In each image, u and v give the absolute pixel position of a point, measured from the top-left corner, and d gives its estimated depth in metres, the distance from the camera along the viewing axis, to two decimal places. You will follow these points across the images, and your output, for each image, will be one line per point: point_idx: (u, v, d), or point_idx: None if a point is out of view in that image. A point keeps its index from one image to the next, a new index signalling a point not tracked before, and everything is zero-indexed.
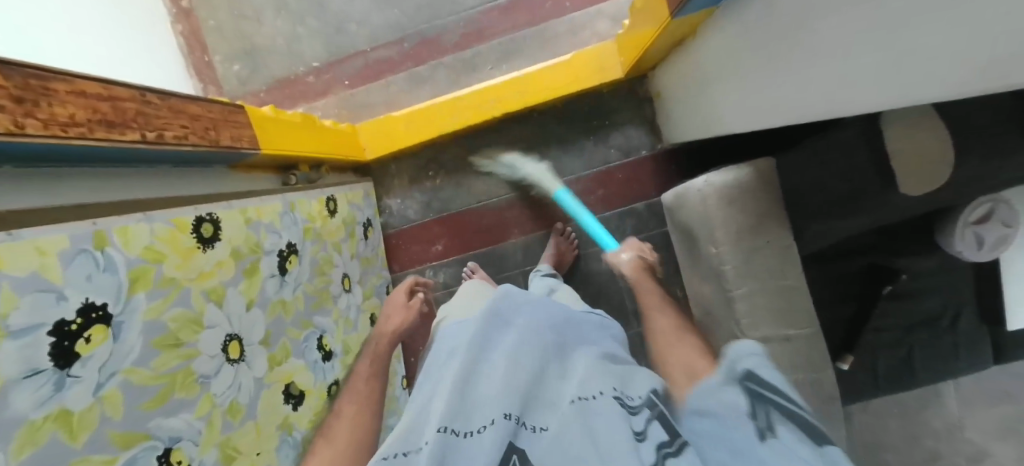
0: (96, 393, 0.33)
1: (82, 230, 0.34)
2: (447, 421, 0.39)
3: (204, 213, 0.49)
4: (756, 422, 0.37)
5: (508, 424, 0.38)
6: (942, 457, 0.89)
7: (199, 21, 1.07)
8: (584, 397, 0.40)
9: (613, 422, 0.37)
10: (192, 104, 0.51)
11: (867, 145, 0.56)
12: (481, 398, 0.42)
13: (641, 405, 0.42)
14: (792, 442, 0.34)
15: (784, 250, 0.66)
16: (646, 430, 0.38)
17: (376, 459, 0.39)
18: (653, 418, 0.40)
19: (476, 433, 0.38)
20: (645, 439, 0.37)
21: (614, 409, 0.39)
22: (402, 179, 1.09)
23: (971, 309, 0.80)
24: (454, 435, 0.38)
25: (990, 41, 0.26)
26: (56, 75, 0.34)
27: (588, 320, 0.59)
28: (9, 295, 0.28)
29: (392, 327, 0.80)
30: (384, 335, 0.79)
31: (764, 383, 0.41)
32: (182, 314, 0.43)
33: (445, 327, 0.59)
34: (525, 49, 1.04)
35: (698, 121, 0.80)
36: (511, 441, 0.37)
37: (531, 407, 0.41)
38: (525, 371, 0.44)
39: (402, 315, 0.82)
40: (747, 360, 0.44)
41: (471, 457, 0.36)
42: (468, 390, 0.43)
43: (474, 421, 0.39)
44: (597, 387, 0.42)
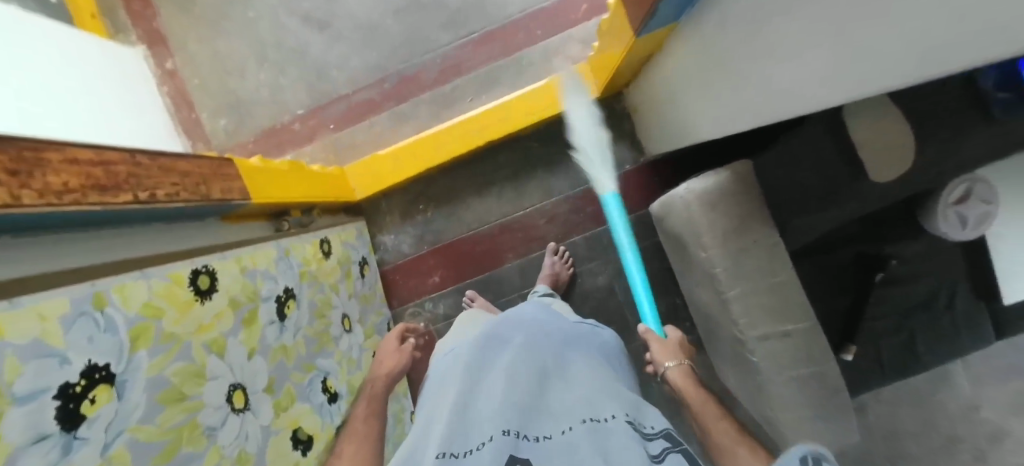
0: (104, 453, 0.33)
1: (80, 292, 0.35)
2: (446, 444, 0.39)
3: (200, 265, 0.50)
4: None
5: (506, 439, 0.38)
6: (961, 441, 0.88)
7: (184, 80, 1.11)
8: (596, 418, 0.41)
9: (629, 443, 0.38)
10: (181, 162, 0.53)
11: (834, 138, 0.59)
12: (479, 416, 0.42)
13: (657, 435, 0.43)
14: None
15: (772, 247, 0.67)
16: (663, 455, 0.40)
17: None
18: (675, 450, 0.41)
19: (474, 451, 0.38)
20: (663, 462, 0.39)
21: (627, 430, 0.40)
22: (393, 214, 1.10)
23: (965, 286, 0.81)
24: (454, 458, 0.37)
25: (925, 28, 0.28)
26: (47, 145, 0.35)
27: (584, 332, 0.60)
28: (14, 364, 0.28)
29: (386, 371, 0.80)
30: (378, 378, 0.78)
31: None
32: (185, 367, 0.43)
33: (441, 356, 0.59)
34: (501, 78, 1.07)
35: (675, 130, 0.83)
36: (512, 454, 0.37)
37: (532, 418, 0.42)
38: (526, 388, 0.44)
39: (394, 358, 0.82)
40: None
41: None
42: (467, 410, 0.43)
43: (473, 440, 0.39)
44: (610, 410, 0.42)
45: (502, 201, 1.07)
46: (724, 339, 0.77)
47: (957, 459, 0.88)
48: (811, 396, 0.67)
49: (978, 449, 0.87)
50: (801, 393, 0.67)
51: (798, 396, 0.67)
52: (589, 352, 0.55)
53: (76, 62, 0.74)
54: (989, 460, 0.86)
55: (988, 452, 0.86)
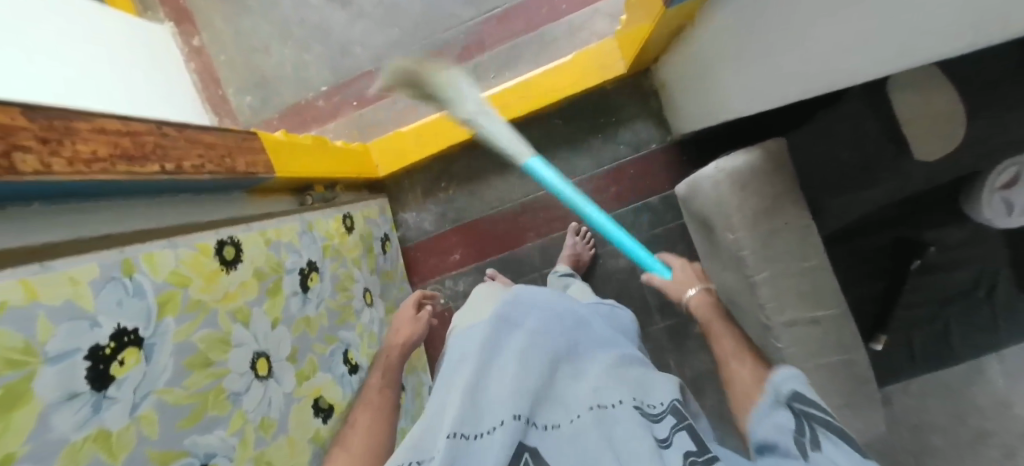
0: (133, 414, 0.34)
1: (110, 259, 0.36)
2: (457, 424, 0.38)
3: (225, 236, 0.51)
4: (801, 439, 0.40)
5: (517, 424, 0.37)
6: (991, 435, 0.82)
7: (211, 57, 1.12)
8: (604, 405, 0.39)
9: (637, 430, 0.36)
10: (206, 134, 0.53)
11: (875, 116, 0.56)
12: (490, 400, 0.41)
13: (664, 412, 0.41)
14: (837, 456, 0.37)
15: (804, 230, 0.64)
16: (670, 437, 0.37)
17: None
18: (680, 425, 0.39)
19: (485, 435, 0.38)
20: (670, 446, 0.37)
21: (634, 416, 0.38)
22: (415, 192, 1.10)
23: (1007, 275, 0.77)
24: (465, 439, 0.37)
25: None
26: (77, 115, 0.36)
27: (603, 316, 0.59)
28: (46, 325, 0.29)
29: (401, 340, 0.78)
30: (392, 347, 0.76)
31: (809, 402, 0.42)
32: (210, 335, 0.44)
33: (457, 335, 0.58)
34: (524, 54, 1.04)
35: (703, 108, 0.79)
36: (522, 442, 0.37)
37: (542, 406, 0.41)
38: (537, 374, 0.43)
39: (410, 327, 0.79)
40: (792, 385, 0.44)
41: (482, 460, 0.36)
42: (479, 392, 0.43)
43: (484, 423, 0.39)
44: (618, 395, 0.41)
45: (524, 180, 1.05)
46: (748, 323, 0.75)
47: (984, 453, 0.82)
48: (838, 385, 0.64)
49: (1008, 446, 0.81)
50: (829, 381, 0.64)
51: (825, 384, 0.64)
52: (605, 337, 0.53)
53: (106, 37, 0.75)
54: (1019, 457, 0.81)
55: (1018, 449, 0.81)
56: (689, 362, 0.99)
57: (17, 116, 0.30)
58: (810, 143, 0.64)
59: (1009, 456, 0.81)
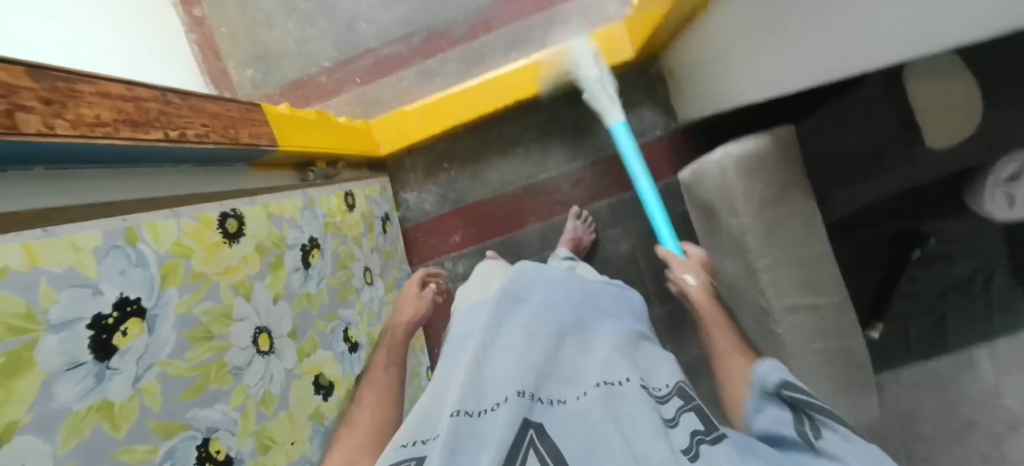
0: (135, 385, 0.34)
1: (113, 227, 0.35)
2: (460, 403, 0.38)
3: (228, 208, 0.50)
4: (800, 427, 0.40)
5: (522, 401, 0.36)
6: (977, 425, 0.83)
7: (212, 28, 1.09)
8: (610, 382, 0.39)
9: (640, 408, 0.36)
10: (210, 103, 0.52)
11: (890, 101, 0.55)
12: (493, 378, 0.41)
13: (670, 394, 0.42)
14: (840, 442, 0.37)
15: (809, 219, 0.64)
16: (677, 417, 0.38)
17: (395, 447, 0.39)
18: (687, 407, 0.39)
19: (489, 411, 0.37)
20: (676, 426, 0.37)
21: (640, 394, 0.37)
22: (417, 173, 1.09)
23: (1005, 272, 0.78)
24: (468, 416, 0.36)
25: None
26: (83, 77, 0.35)
27: (607, 296, 0.59)
28: (48, 290, 0.29)
29: (405, 319, 0.80)
30: (399, 326, 0.79)
31: (797, 387, 0.44)
32: (213, 307, 0.44)
33: (461, 312, 0.59)
34: (533, 36, 1.02)
35: (712, 95, 0.78)
36: (526, 418, 0.35)
37: (547, 382, 0.41)
38: (536, 351, 0.43)
39: (413, 306, 0.81)
40: (780, 376, 0.46)
41: (483, 437, 0.35)
42: (483, 370, 0.43)
43: (487, 402, 0.38)
44: (623, 373, 0.41)
45: (527, 163, 1.04)
46: (746, 310, 0.75)
47: (970, 444, 0.83)
48: (834, 373, 0.64)
49: (995, 436, 0.81)
50: (824, 369, 0.65)
51: (821, 373, 0.64)
52: (605, 317, 0.54)
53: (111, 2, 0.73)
54: (1004, 446, 0.81)
55: (1005, 438, 0.81)
56: (685, 348, 1.00)
57: (21, 76, 0.28)
58: (821, 131, 0.63)
59: (996, 445, 0.81)
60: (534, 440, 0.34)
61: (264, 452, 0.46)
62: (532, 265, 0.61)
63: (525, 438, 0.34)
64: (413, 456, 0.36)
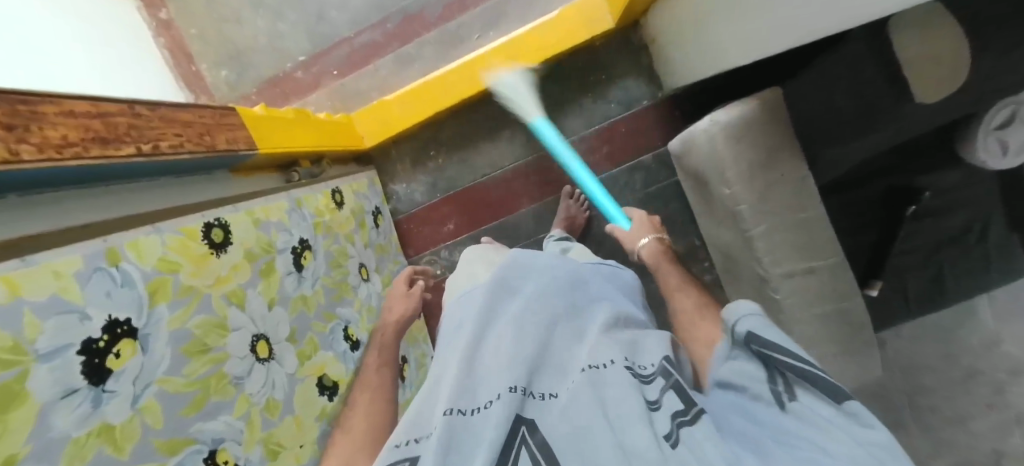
0: (134, 405, 0.34)
1: (94, 249, 0.34)
2: (454, 401, 0.38)
3: (212, 218, 0.49)
4: (773, 388, 0.38)
5: (514, 396, 0.37)
6: (981, 373, 0.84)
7: (181, 31, 1.05)
8: (596, 366, 0.40)
9: (623, 391, 0.36)
10: (182, 111, 0.51)
11: (875, 58, 0.54)
12: (485, 373, 0.42)
13: (654, 374, 0.41)
14: (816, 405, 0.35)
15: (800, 182, 0.64)
16: (660, 399, 0.38)
17: (388, 447, 0.39)
18: (668, 387, 0.39)
19: (482, 409, 0.37)
20: (658, 408, 0.37)
21: (624, 377, 0.38)
22: (404, 163, 1.08)
23: (1000, 218, 0.80)
24: (461, 415, 0.37)
25: None
26: (42, 98, 0.33)
27: (597, 274, 0.60)
28: (32, 321, 0.28)
29: (395, 319, 0.78)
30: (387, 325, 0.77)
31: (768, 344, 0.40)
32: (206, 320, 0.44)
33: (455, 299, 0.59)
34: (511, 12, 0.99)
35: (696, 63, 0.77)
36: (519, 414, 0.36)
37: (539, 375, 0.42)
38: (525, 343, 0.44)
39: (403, 304, 0.79)
40: (748, 327, 0.42)
41: (478, 434, 0.35)
42: (474, 364, 0.43)
43: (480, 398, 0.39)
44: (609, 355, 0.41)
45: (514, 144, 1.03)
46: (743, 277, 0.75)
47: (975, 391, 0.84)
48: (834, 332, 0.65)
49: (997, 383, 0.83)
50: (824, 331, 0.65)
51: (822, 333, 0.65)
52: (594, 299, 0.55)
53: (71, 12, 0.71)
54: (1008, 393, 0.82)
55: (1007, 385, 0.82)
56: None
57: None
58: (807, 91, 0.63)
59: (999, 392, 0.83)
60: (525, 436, 0.35)
61: (272, 458, 0.47)
62: (522, 250, 0.61)
63: (517, 437, 0.34)
64: (407, 456, 0.36)
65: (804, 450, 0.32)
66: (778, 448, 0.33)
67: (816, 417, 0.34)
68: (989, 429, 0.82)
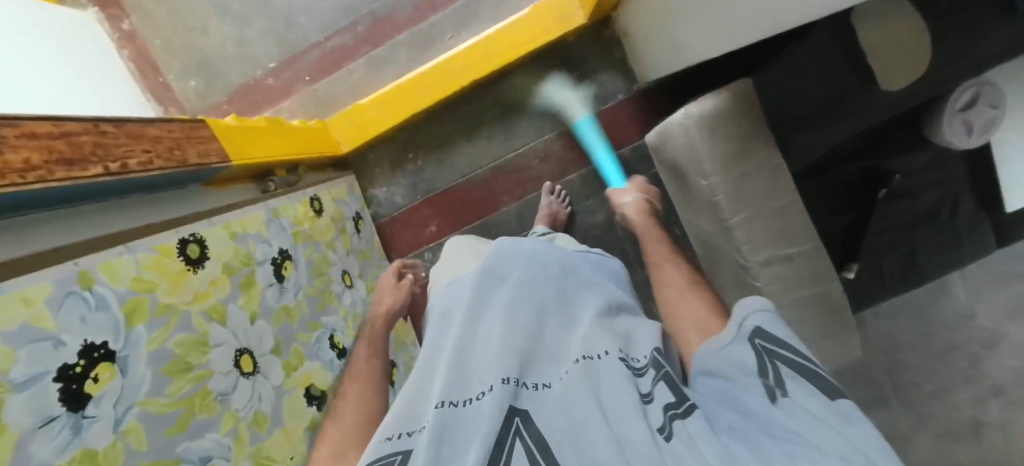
0: (117, 429, 0.34)
1: (65, 274, 0.34)
2: (445, 395, 0.39)
3: (187, 234, 0.48)
4: (765, 381, 0.37)
5: (505, 387, 0.38)
6: (958, 347, 0.89)
7: (146, 41, 1.03)
8: (589, 357, 0.41)
9: (617, 385, 0.37)
10: (150, 126, 0.49)
11: (841, 47, 0.57)
12: (475, 367, 0.43)
13: (647, 366, 0.43)
14: (807, 402, 0.34)
15: (773, 170, 0.66)
16: (653, 391, 0.39)
17: (379, 440, 0.39)
18: (660, 378, 0.40)
19: (473, 401, 0.38)
20: (651, 399, 0.38)
21: (619, 368, 0.39)
22: (383, 167, 1.07)
23: (968, 198, 0.83)
24: (452, 407, 0.38)
25: None
26: (4, 120, 0.32)
27: (582, 262, 0.61)
28: (5, 351, 0.28)
29: (384, 310, 0.76)
30: (377, 317, 0.74)
31: (775, 339, 0.40)
32: (186, 338, 0.43)
33: (443, 290, 0.60)
34: (482, 11, 0.99)
35: (666, 55, 0.78)
36: (512, 405, 0.36)
37: (530, 365, 0.42)
38: (516, 335, 0.45)
39: (392, 296, 0.78)
40: (756, 320, 0.43)
41: (468, 424, 0.36)
42: (464, 359, 0.44)
43: (471, 391, 0.40)
44: (604, 346, 0.43)
45: (493, 142, 1.04)
46: (724, 266, 0.77)
47: (951, 365, 0.89)
48: (813, 316, 0.67)
49: (974, 355, 0.88)
50: (803, 315, 0.67)
51: (802, 317, 0.67)
52: (583, 289, 0.56)
53: (28, 26, 0.69)
54: (983, 364, 0.87)
55: (983, 357, 0.87)
56: None
57: None
58: (772, 82, 0.64)
59: (973, 364, 0.88)
60: (520, 428, 0.35)
61: None
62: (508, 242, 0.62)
63: (512, 428, 0.35)
64: (398, 450, 0.37)
65: (786, 442, 0.32)
66: (771, 445, 0.32)
67: (805, 411, 0.34)
68: (968, 399, 0.87)
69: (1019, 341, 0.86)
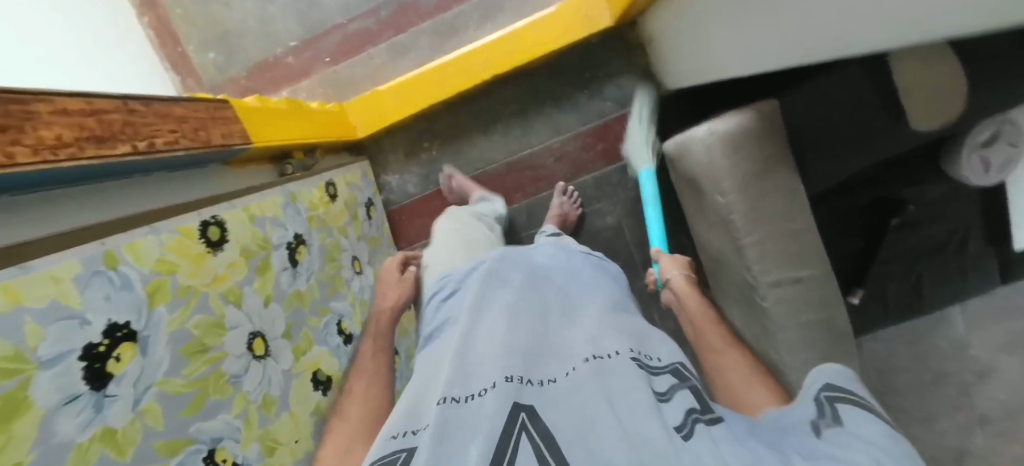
0: (135, 408, 0.35)
1: (92, 253, 0.34)
2: (447, 391, 0.40)
3: (208, 216, 0.49)
4: (821, 420, 0.38)
5: (510, 386, 0.38)
6: (949, 375, 0.89)
7: (167, 10, 1.02)
8: (600, 356, 0.42)
9: (630, 383, 0.38)
10: (176, 106, 0.50)
11: (872, 83, 0.58)
12: (479, 365, 0.43)
13: (663, 369, 0.45)
14: (856, 435, 0.34)
15: (792, 193, 0.66)
16: (669, 392, 0.40)
17: (385, 438, 0.41)
18: (682, 385, 0.42)
19: (476, 396, 0.39)
20: (668, 398, 0.39)
21: (631, 368, 0.40)
22: (397, 153, 1.07)
23: (978, 233, 0.83)
24: (455, 403, 0.38)
25: None
26: (34, 96, 0.33)
27: (583, 264, 0.64)
28: (34, 330, 0.28)
29: (389, 305, 0.74)
30: (382, 312, 0.72)
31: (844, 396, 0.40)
32: (204, 320, 0.44)
33: (436, 290, 0.65)
34: (507, 4, 0.98)
35: (690, 63, 0.76)
36: (517, 402, 0.37)
37: (536, 363, 0.43)
38: (522, 335, 0.46)
39: (397, 290, 0.74)
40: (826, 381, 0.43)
41: (471, 420, 0.36)
42: (466, 359, 0.45)
43: (473, 388, 0.40)
44: (614, 347, 0.44)
45: (509, 138, 1.04)
46: (731, 281, 0.77)
47: (941, 391, 0.89)
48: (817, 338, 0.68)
49: (964, 384, 0.88)
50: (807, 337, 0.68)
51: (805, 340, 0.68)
52: (590, 288, 0.58)
53: None
54: (973, 394, 0.87)
55: (973, 386, 0.87)
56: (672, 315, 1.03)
57: None
58: (799, 107, 0.64)
59: (963, 394, 0.88)
60: (525, 423, 0.35)
61: (269, 454, 0.48)
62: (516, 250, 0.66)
63: (517, 423, 0.35)
64: (403, 447, 0.37)
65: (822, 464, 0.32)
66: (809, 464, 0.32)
67: (856, 440, 0.34)
68: (954, 426, 0.87)
69: (1010, 375, 0.85)
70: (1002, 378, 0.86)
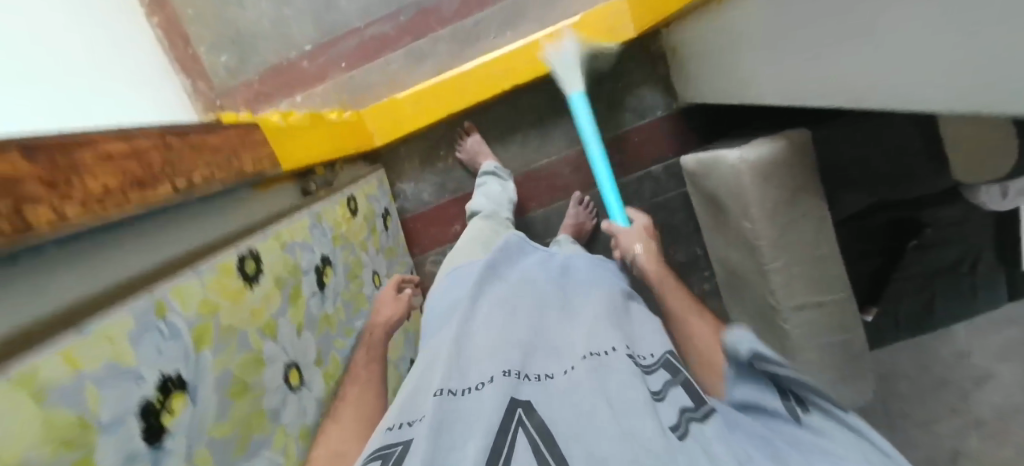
0: (189, 459, 0.35)
1: (144, 305, 0.33)
2: (444, 382, 0.43)
3: (245, 250, 0.48)
4: (787, 402, 0.46)
5: (507, 380, 0.42)
6: (950, 383, 0.90)
7: (177, 9, 0.99)
8: (597, 354, 0.46)
9: (627, 381, 0.42)
10: (209, 135, 0.48)
11: None
12: (475, 359, 0.47)
13: (655, 365, 0.49)
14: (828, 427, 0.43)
15: (819, 220, 0.66)
16: (664, 391, 0.45)
17: (383, 429, 0.43)
18: (677, 383, 0.46)
19: (473, 390, 0.42)
20: (663, 398, 0.44)
21: (626, 366, 0.44)
22: (412, 161, 1.06)
23: (990, 253, 0.83)
24: (451, 395, 0.42)
25: None
26: (78, 143, 0.31)
27: (584, 258, 0.67)
28: (93, 394, 0.28)
29: (383, 318, 0.69)
30: (374, 325, 0.68)
31: (773, 361, 0.46)
32: (246, 358, 0.44)
33: (446, 273, 0.67)
34: (529, 12, 0.97)
35: (722, 82, 0.75)
36: (512, 398, 0.40)
37: (531, 359, 0.47)
38: (521, 332, 0.50)
39: (392, 307, 0.70)
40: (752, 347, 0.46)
41: (469, 410, 0.40)
42: (461, 352, 0.48)
43: (470, 380, 0.44)
44: (610, 344, 0.47)
45: (527, 148, 1.03)
46: (751, 301, 0.78)
47: (943, 397, 0.90)
48: (833, 360, 0.69)
49: (963, 390, 0.89)
50: (825, 358, 0.69)
51: (823, 362, 0.69)
52: (594, 281, 0.62)
53: None
54: (971, 399, 0.89)
55: (972, 392, 0.89)
56: None
57: (17, 161, 0.25)
58: None
59: (962, 398, 0.89)
60: (522, 419, 0.38)
61: None
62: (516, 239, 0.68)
63: (514, 418, 0.38)
64: (398, 439, 0.40)
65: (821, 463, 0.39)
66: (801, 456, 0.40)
67: (827, 431, 0.42)
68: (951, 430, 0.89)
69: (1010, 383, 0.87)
70: (999, 384, 0.88)
